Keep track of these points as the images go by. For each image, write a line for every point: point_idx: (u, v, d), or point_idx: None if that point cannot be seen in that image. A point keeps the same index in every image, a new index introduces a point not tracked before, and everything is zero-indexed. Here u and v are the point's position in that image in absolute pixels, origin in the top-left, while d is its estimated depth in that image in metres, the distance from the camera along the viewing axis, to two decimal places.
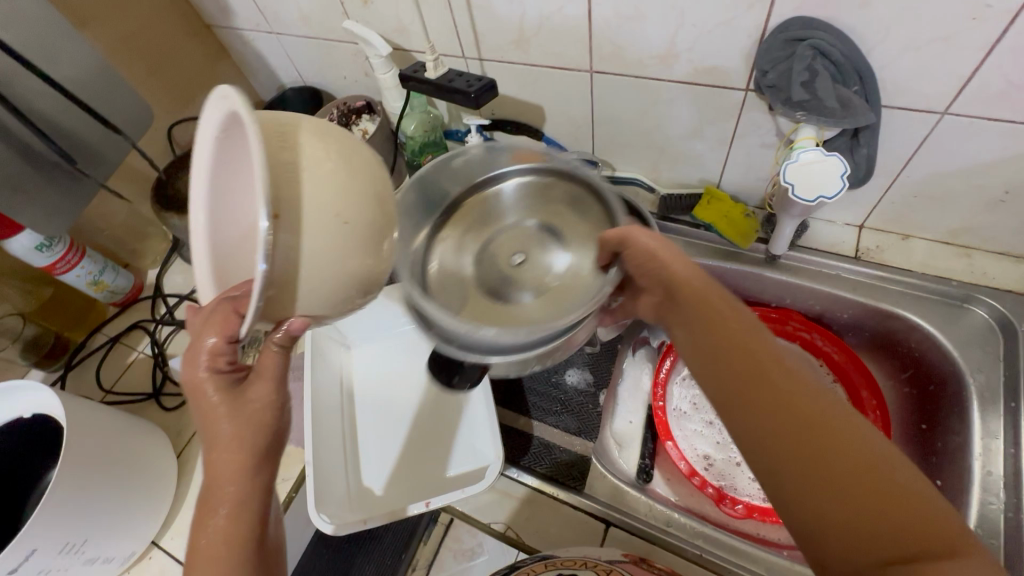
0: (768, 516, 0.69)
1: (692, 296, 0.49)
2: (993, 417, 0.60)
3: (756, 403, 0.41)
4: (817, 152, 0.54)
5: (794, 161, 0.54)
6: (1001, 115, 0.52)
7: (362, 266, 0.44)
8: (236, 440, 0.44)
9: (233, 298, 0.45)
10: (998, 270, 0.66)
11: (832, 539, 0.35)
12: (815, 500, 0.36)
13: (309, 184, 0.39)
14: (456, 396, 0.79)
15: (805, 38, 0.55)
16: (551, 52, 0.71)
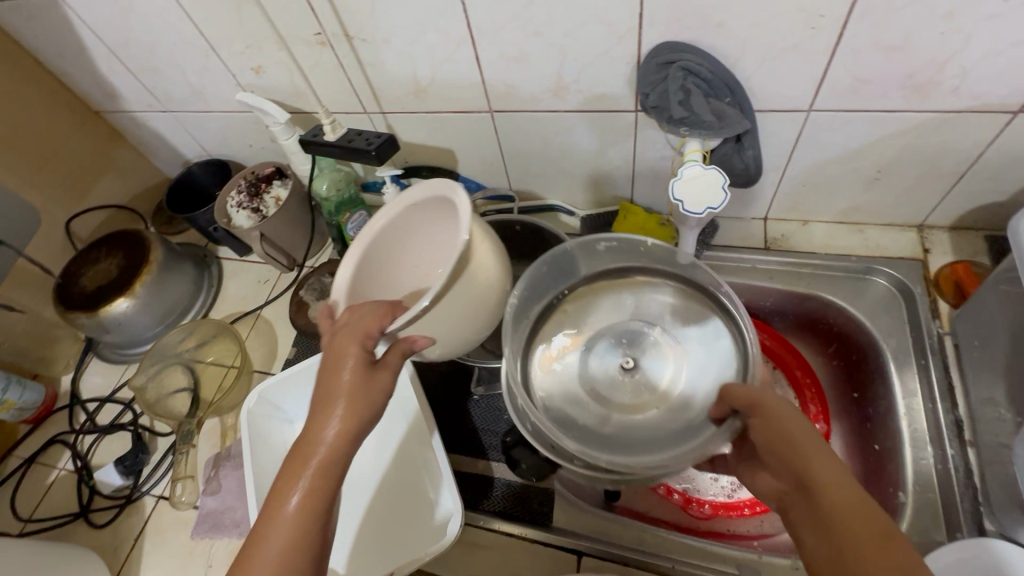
0: (733, 509, 0.72)
1: (801, 451, 0.43)
2: (909, 377, 0.66)
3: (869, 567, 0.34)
4: (698, 167, 0.56)
5: (679, 177, 0.57)
6: (856, 107, 0.60)
7: (474, 324, 0.59)
8: (350, 416, 0.44)
9: (394, 304, 0.52)
10: (886, 240, 0.75)
11: None
12: None
13: (486, 248, 0.58)
14: (405, 450, 0.73)
15: (675, 61, 0.58)
16: (449, 99, 0.74)
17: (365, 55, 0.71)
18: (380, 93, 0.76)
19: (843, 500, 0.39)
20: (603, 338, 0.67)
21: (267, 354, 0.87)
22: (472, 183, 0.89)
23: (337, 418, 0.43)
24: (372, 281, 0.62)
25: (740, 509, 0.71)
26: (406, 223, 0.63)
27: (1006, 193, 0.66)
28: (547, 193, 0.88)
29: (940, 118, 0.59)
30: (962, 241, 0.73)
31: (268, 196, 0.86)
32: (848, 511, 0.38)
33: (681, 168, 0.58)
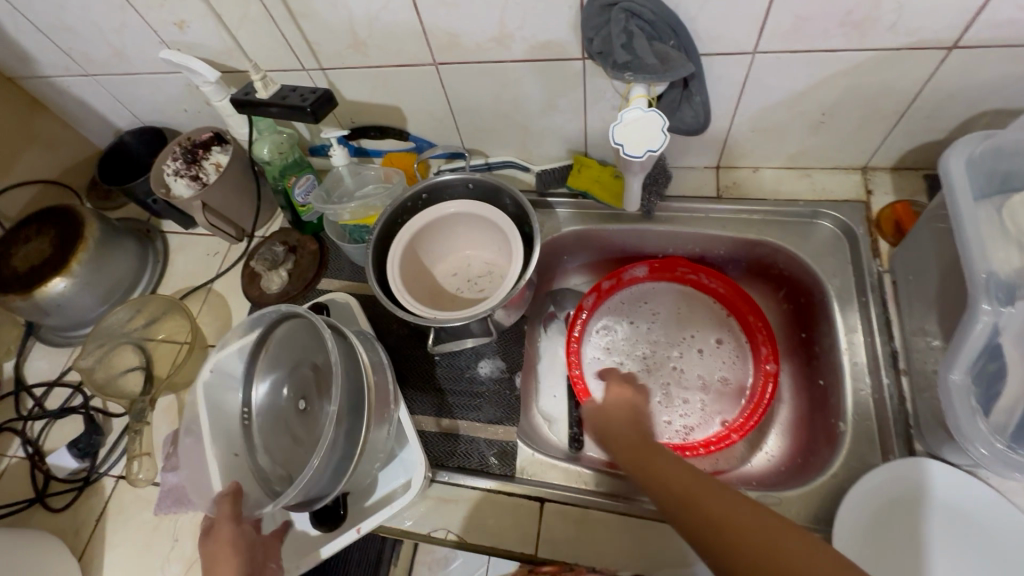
0: (688, 450, 0.71)
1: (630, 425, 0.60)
2: (851, 314, 0.69)
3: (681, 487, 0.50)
4: (638, 109, 0.56)
5: (618, 121, 0.56)
6: (798, 48, 0.60)
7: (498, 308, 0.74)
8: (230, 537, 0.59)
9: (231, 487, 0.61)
10: (832, 184, 0.77)
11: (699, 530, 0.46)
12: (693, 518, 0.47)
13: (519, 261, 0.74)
14: None
15: (616, 3, 0.56)
16: (390, 52, 0.71)
17: (295, 3, 0.66)
18: (317, 47, 0.72)
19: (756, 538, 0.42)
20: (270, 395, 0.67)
21: (224, 329, 0.84)
22: (423, 142, 0.86)
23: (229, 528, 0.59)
24: (413, 259, 0.76)
25: (694, 450, 0.71)
26: (447, 224, 0.77)
27: (942, 131, 0.68)
28: (501, 150, 0.86)
29: (879, 56, 0.60)
30: (903, 181, 0.75)
31: (207, 163, 0.82)
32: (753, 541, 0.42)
33: (619, 112, 0.57)
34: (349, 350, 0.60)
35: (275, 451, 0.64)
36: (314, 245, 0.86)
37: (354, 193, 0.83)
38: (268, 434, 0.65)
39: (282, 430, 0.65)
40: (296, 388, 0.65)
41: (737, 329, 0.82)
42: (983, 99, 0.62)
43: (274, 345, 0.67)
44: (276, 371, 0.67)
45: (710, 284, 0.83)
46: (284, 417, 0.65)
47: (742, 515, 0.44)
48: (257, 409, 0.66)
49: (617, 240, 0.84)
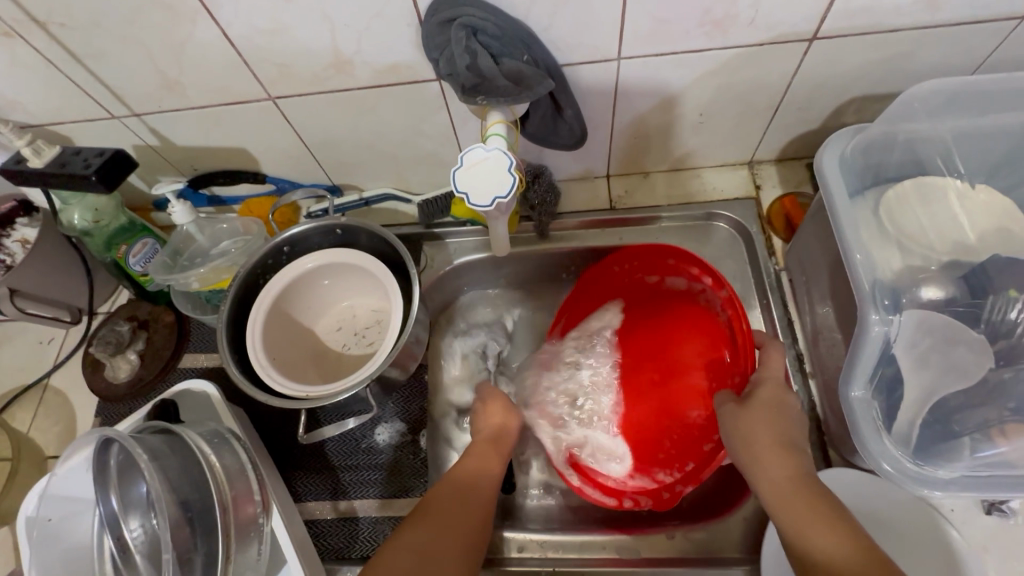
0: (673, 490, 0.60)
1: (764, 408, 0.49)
2: (755, 318, 0.67)
3: (804, 510, 0.42)
4: (478, 149, 0.48)
5: (459, 164, 0.48)
6: (662, 50, 0.56)
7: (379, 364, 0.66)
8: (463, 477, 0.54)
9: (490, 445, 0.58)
10: (722, 182, 0.74)
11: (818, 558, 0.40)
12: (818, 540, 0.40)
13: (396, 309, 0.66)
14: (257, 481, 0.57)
15: (455, 18, 0.49)
16: (212, 90, 0.60)
17: (75, 43, 0.54)
18: (122, 92, 0.60)
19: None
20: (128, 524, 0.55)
21: (65, 434, 0.70)
22: (284, 183, 0.76)
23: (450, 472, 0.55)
24: (277, 326, 0.66)
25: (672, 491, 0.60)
26: (312, 278, 0.67)
27: (816, 121, 0.67)
28: (376, 182, 0.77)
29: (745, 53, 0.56)
30: (789, 171, 0.73)
31: (9, 240, 0.67)
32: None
33: (463, 152, 0.50)
34: (190, 462, 0.51)
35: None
36: (169, 317, 0.73)
37: (208, 252, 0.71)
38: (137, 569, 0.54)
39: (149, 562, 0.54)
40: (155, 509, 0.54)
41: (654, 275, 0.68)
42: (850, 86, 0.61)
43: (110, 469, 0.54)
44: (125, 497, 0.55)
45: (598, 261, 0.69)
46: (149, 545, 0.54)
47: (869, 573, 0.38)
48: (136, 547, 0.55)
49: (515, 265, 0.78)
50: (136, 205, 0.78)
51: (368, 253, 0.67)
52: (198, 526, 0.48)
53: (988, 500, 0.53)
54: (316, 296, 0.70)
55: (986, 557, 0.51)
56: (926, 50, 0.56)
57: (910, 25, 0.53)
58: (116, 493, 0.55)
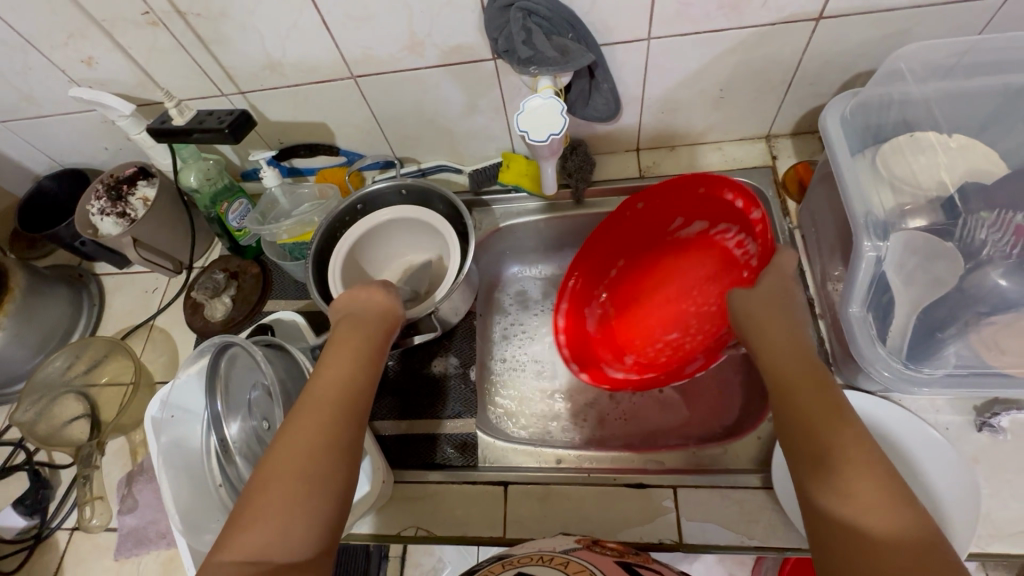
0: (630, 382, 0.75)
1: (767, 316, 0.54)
2: None
3: (795, 385, 0.47)
4: (538, 97, 0.58)
5: (521, 110, 0.58)
6: (686, 30, 0.65)
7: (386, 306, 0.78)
8: (307, 413, 0.47)
9: (360, 332, 0.56)
10: (741, 153, 0.83)
11: (809, 422, 0.44)
12: (806, 408, 0.45)
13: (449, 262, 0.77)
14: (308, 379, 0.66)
15: (512, 3, 0.60)
16: (306, 69, 0.72)
17: (204, 30, 0.67)
18: (233, 72, 0.73)
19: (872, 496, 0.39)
20: (237, 422, 0.67)
21: (169, 364, 0.83)
22: (354, 155, 0.88)
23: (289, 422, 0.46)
24: (352, 273, 0.77)
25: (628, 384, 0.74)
26: (378, 233, 0.79)
27: (827, 95, 0.75)
28: (432, 155, 0.89)
29: (759, 32, 0.65)
30: (803, 144, 0.81)
31: (134, 198, 0.80)
32: (848, 456, 0.41)
33: (524, 102, 0.59)
34: (292, 367, 0.62)
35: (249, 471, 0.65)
36: (256, 268, 0.86)
37: (291, 212, 0.83)
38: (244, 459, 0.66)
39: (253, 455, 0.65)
40: (259, 410, 0.66)
41: (685, 198, 0.73)
42: (856, 62, 0.69)
43: (219, 378, 0.66)
44: (233, 400, 0.66)
45: (631, 205, 0.76)
46: (252, 440, 0.66)
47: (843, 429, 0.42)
48: (235, 445, 0.65)
49: (553, 229, 0.88)
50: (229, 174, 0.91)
51: (429, 210, 0.78)
52: None
53: (980, 419, 0.59)
54: (382, 251, 0.81)
55: (978, 466, 0.57)
56: (924, 26, 0.64)
57: (904, 5, 0.61)
58: (225, 397, 0.66)
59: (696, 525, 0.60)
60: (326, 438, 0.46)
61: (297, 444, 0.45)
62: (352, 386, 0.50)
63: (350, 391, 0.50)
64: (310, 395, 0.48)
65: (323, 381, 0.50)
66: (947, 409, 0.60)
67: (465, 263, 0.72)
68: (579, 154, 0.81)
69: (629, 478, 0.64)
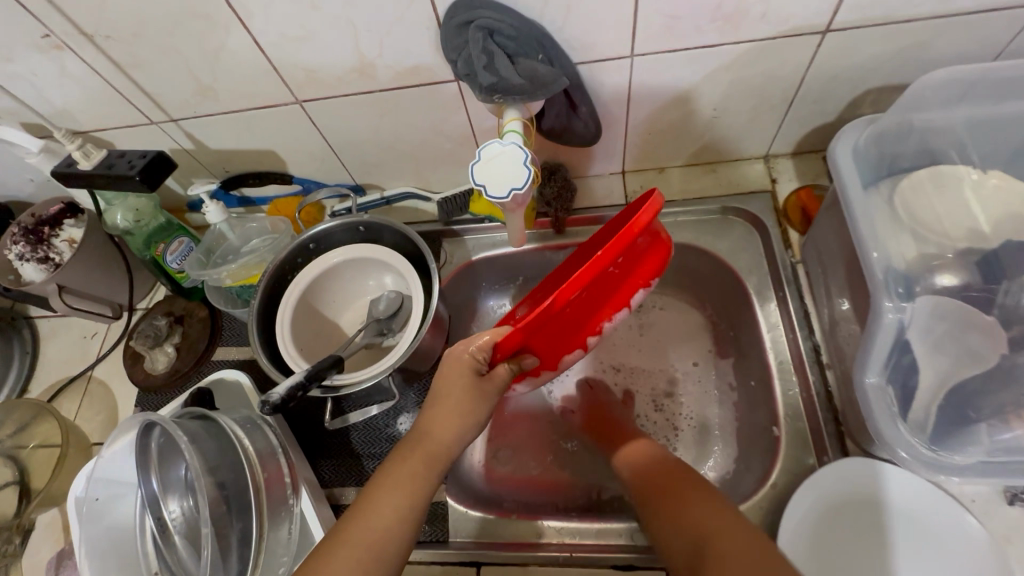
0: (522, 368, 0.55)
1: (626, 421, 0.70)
2: (771, 308, 0.67)
3: (650, 474, 0.59)
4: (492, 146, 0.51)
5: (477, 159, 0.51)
6: (674, 47, 0.57)
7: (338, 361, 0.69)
8: (373, 519, 0.45)
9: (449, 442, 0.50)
10: (738, 176, 0.75)
11: (664, 496, 0.55)
12: (661, 491, 0.55)
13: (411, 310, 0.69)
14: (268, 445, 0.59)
15: (472, 21, 0.51)
16: (244, 95, 0.63)
17: (118, 54, 0.58)
18: (161, 98, 0.64)
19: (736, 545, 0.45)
20: (173, 501, 0.58)
21: (108, 423, 0.75)
22: (310, 182, 0.79)
23: (357, 502, 0.47)
24: (303, 323, 0.68)
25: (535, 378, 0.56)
26: (332, 276, 0.70)
27: (833, 113, 0.66)
28: (397, 181, 0.80)
29: (756, 47, 0.57)
30: (805, 165, 0.73)
31: (58, 240, 0.72)
32: (704, 519, 0.49)
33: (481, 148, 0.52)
34: (225, 447, 0.54)
35: (187, 560, 0.57)
36: (204, 311, 0.77)
37: (239, 249, 0.75)
38: (182, 546, 0.57)
39: (192, 541, 0.57)
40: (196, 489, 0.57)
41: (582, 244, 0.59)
42: (867, 78, 0.61)
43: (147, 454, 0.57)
44: (166, 477, 0.58)
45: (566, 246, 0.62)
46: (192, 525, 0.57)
47: (689, 497, 0.53)
48: (175, 526, 0.58)
49: (532, 261, 0.80)
50: (173, 205, 0.82)
51: (390, 249, 0.70)
52: (235, 506, 0.51)
53: (1010, 490, 0.52)
54: (338, 295, 0.72)
55: (1009, 547, 0.50)
56: (944, 39, 0.56)
57: (925, 15, 0.53)
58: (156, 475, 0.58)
59: None
60: (375, 559, 0.44)
61: (346, 561, 0.43)
62: (423, 496, 0.48)
63: (413, 504, 0.47)
64: (385, 484, 0.48)
65: (401, 476, 0.48)
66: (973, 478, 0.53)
67: (430, 310, 0.64)
68: (558, 180, 0.72)
69: (616, 558, 0.57)
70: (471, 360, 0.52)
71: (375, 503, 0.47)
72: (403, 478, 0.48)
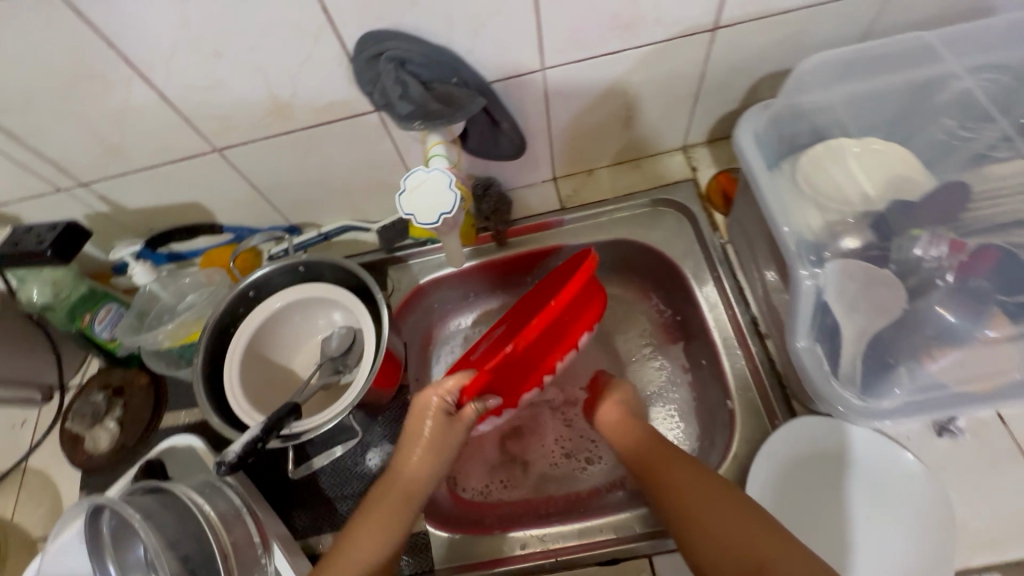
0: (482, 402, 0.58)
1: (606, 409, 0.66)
2: (709, 289, 0.71)
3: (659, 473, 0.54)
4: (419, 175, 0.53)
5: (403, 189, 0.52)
6: (580, 57, 0.60)
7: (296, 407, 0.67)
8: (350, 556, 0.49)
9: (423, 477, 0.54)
10: (661, 169, 0.78)
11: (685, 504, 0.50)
12: (683, 493, 0.51)
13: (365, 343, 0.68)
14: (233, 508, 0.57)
15: (381, 53, 0.52)
16: (157, 150, 0.61)
17: (12, 124, 0.55)
18: (66, 163, 0.61)
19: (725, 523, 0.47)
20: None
21: (50, 515, 0.69)
22: (243, 229, 0.77)
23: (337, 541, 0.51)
24: (254, 373, 0.66)
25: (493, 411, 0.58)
26: (278, 321, 0.69)
27: (736, 101, 0.71)
28: (333, 215, 0.79)
29: (656, 49, 0.61)
30: (720, 151, 0.78)
31: None
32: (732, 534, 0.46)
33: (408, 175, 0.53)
34: (184, 517, 0.52)
35: None
36: (145, 378, 0.73)
37: (175, 307, 0.71)
38: None
39: None
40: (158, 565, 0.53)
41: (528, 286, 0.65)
42: (759, 67, 0.66)
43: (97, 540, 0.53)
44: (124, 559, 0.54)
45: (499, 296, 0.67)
46: None
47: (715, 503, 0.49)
48: None
49: (480, 276, 0.81)
50: (95, 271, 0.78)
51: (335, 285, 0.69)
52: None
53: (939, 423, 0.57)
54: (288, 340, 0.71)
55: (946, 476, 0.55)
56: (818, 25, 0.61)
57: (798, 6, 0.58)
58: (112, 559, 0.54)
59: None
60: None
61: None
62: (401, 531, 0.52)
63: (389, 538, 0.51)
64: (364, 521, 0.52)
65: (378, 513, 0.52)
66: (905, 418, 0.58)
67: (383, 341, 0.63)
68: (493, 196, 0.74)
69: (602, 554, 0.59)
70: (437, 404, 0.56)
71: (353, 541, 0.50)
72: (377, 514, 0.52)
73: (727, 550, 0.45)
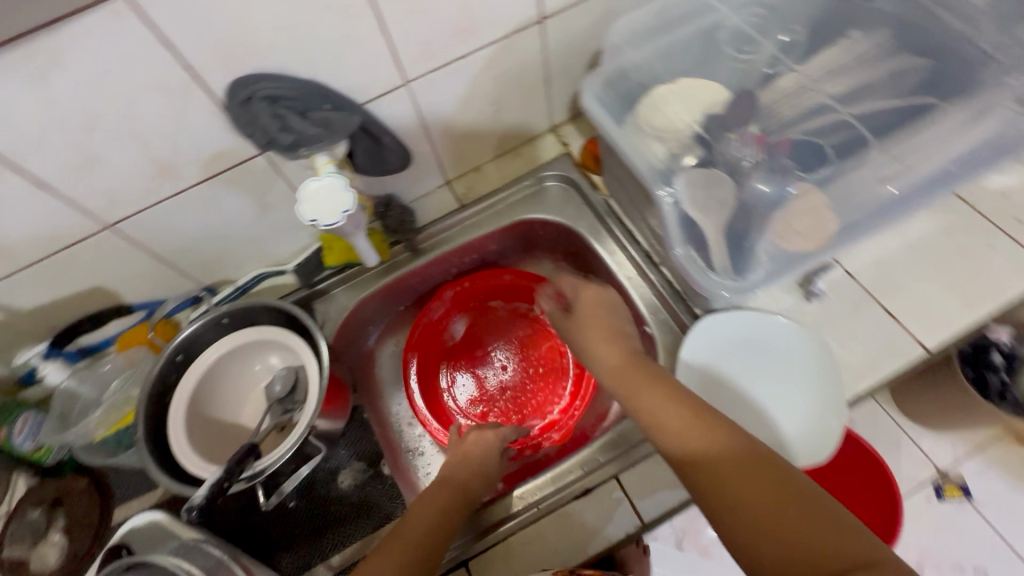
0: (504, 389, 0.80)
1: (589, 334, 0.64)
2: (606, 240, 0.80)
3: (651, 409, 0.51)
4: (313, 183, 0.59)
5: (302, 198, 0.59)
6: (436, 65, 0.67)
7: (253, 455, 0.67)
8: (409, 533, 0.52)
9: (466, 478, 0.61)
10: (537, 151, 0.88)
11: (685, 445, 0.46)
12: (678, 434, 0.47)
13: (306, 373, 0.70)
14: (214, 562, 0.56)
15: (252, 95, 0.56)
16: (43, 240, 0.61)
17: None
18: None
19: (710, 435, 0.45)
20: None
21: None
22: (154, 302, 0.76)
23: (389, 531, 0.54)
24: (201, 434, 0.66)
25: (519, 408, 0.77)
26: (214, 377, 0.69)
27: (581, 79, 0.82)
28: (245, 268, 0.80)
29: (500, 46, 0.70)
30: (582, 125, 0.89)
31: None
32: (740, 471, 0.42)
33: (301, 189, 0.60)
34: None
35: None
36: (84, 480, 0.70)
37: (97, 398, 0.72)
38: None
39: None
40: None
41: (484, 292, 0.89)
42: (589, 45, 0.77)
43: None
44: None
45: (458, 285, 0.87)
46: None
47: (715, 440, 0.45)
48: None
49: (403, 288, 0.85)
50: None
51: (265, 326, 0.71)
52: None
53: (807, 290, 0.69)
54: (229, 395, 0.71)
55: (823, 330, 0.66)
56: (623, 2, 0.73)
57: None
58: None
59: (649, 499, 0.61)
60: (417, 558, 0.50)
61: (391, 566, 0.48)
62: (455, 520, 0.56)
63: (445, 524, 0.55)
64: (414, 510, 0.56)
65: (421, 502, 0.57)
66: (781, 295, 0.69)
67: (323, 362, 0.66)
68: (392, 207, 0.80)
69: (574, 489, 0.63)
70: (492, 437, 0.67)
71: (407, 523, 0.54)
72: (429, 504, 0.56)
73: (730, 490, 0.42)
